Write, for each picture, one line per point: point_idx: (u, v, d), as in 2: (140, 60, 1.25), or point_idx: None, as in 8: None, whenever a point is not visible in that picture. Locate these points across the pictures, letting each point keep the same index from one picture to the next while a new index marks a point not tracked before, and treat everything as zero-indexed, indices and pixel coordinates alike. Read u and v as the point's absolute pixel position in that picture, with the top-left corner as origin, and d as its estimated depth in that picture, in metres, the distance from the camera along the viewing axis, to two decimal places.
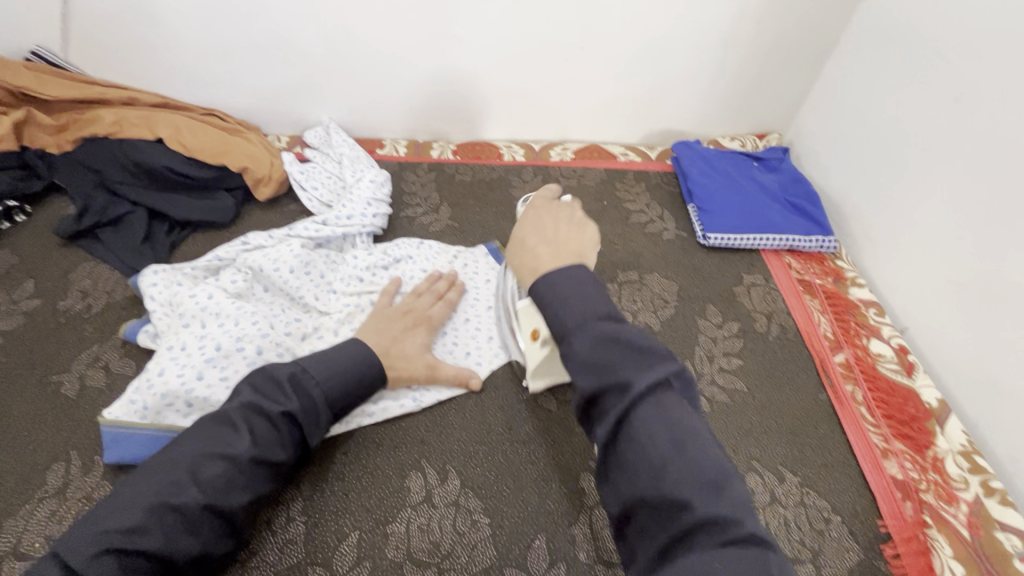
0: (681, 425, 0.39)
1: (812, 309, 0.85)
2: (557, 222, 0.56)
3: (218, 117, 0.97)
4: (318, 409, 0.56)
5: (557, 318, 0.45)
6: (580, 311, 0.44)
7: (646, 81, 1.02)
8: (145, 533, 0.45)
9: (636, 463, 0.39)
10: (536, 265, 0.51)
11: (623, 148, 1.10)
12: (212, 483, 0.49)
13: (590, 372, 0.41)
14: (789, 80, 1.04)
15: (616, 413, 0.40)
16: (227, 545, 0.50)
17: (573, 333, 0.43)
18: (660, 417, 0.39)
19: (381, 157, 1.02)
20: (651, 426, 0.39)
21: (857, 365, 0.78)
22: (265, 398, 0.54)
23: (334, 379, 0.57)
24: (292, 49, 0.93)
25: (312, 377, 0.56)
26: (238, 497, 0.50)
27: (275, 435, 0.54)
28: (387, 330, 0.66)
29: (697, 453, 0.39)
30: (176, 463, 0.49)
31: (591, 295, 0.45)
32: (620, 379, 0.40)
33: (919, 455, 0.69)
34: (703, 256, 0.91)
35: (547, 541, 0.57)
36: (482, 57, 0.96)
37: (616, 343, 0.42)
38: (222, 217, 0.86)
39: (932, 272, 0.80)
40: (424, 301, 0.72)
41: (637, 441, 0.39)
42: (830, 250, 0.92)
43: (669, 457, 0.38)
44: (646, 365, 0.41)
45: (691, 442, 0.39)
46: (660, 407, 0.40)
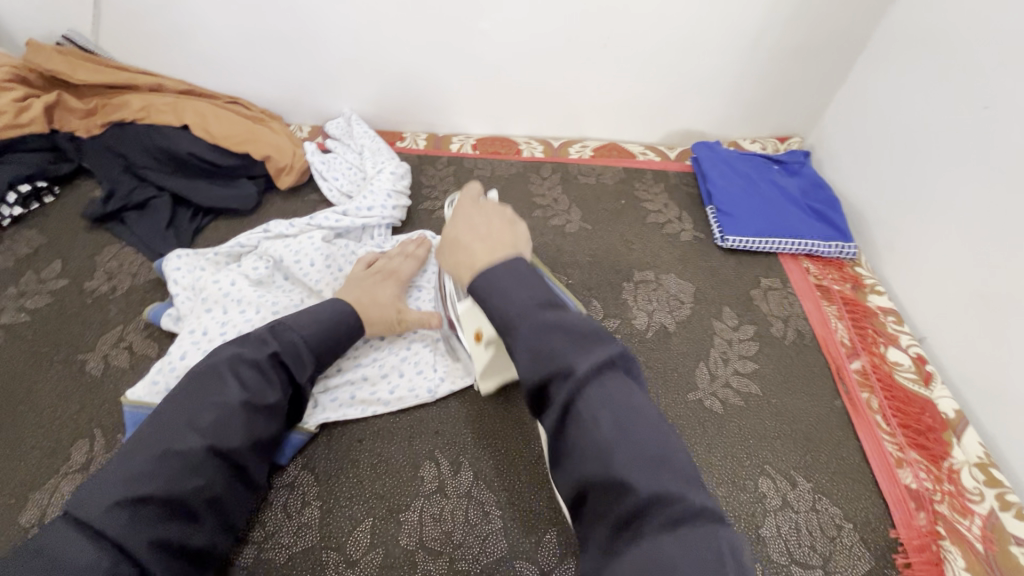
0: (626, 406, 0.39)
1: (829, 315, 0.84)
2: (489, 218, 0.55)
3: (242, 106, 0.98)
4: (301, 354, 0.59)
5: (501, 312, 0.44)
6: (523, 302, 0.44)
7: (668, 81, 1.01)
8: (151, 476, 0.47)
9: (587, 447, 0.39)
10: (472, 263, 0.50)
11: (642, 148, 1.10)
12: (210, 428, 0.51)
13: (533, 359, 0.41)
14: (813, 84, 1.03)
15: (561, 399, 0.40)
16: (236, 489, 0.52)
17: (516, 325, 0.43)
18: (604, 400, 0.39)
19: (401, 150, 1.02)
20: (581, 359, 0.40)
21: (873, 373, 0.77)
22: (249, 348, 0.57)
23: (312, 327, 0.61)
24: (315, 41, 0.94)
25: (292, 327, 0.60)
26: (239, 439, 0.52)
27: (263, 381, 0.56)
28: (356, 287, 0.69)
29: (639, 431, 0.39)
30: (175, 413, 0.51)
31: (527, 287, 0.45)
32: (563, 365, 0.40)
33: (934, 465, 0.69)
34: (720, 259, 0.91)
35: (558, 535, 0.58)
36: (505, 52, 0.96)
37: (552, 325, 0.42)
38: (244, 204, 0.87)
39: (953, 283, 0.79)
40: (392, 261, 0.74)
41: (561, 372, 0.40)
42: (849, 256, 0.92)
43: (613, 437, 0.38)
44: (587, 348, 0.41)
45: (631, 413, 0.39)
46: (553, 324, 0.42)
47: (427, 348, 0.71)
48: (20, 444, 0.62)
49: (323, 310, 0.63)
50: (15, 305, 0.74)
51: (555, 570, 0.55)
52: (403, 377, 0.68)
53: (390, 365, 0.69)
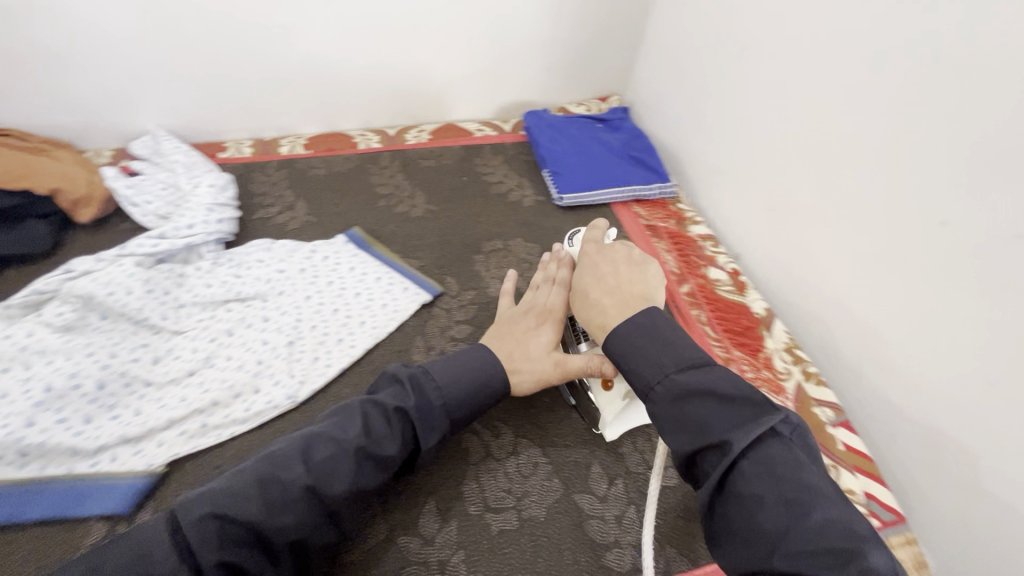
0: (791, 479, 0.40)
1: (660, 249, 0.94)
2: (620, 265, 0.61)
3: (16, 138, 0.86)
4: (431, 413, 0.54)
5: (640, 373, 0.50)
6: (662, 365, 0.49)
7: (488, 57, 1.06)
8: (248, 499, 0.45)
9: (746, 525, 0.40)
10: (605, 321, 0.56)
11: (478, 124, 1.13)
12: (321, 464, 0.48)
13: (681, 426, 0.45)
14: (616, 44, 1.13)
15: (719, 474, 0.42)
16: (328, 535, 0.48)
17: (653, 388, 0.48)
18: (767, 473, 0.41)
19: (224, 161, 0.96)
20: (738, 435, 0.42)
21: (700, 292, 0.88)
22: (398, 398, 0.54)
23: (455, 384, 0.56)
24: (101, 53, 0.86)
25: (433, 380, 0.56)
26: (339, 488, 0.47)
27: (388, 427, 0.52)
28: (510, 336, 0.63)
29: (815, 509, 0.39)
30: (295, 442, 0.49)
31: (671, 345, 0.50)
32: (716, 439, 0.43)
33: (754, 357, 0.81)
34: (562, 216, 0.97)
35: (437, 503, 0.60)
36: (318, 41, 0.93)
37: (691, 393, 0.46)
38: (36, 247, 0.76)
39: (749, 200, 0.93)
40: (542, 294, 0.67)
41: (716, 446, 0.43)
42: (669, 195, 1.03)
43: (784, 520, 0.39)
44: (742, 421, 0.43)
45: (799, 487, 0.40)
46: (699, 386, 0.46)
47: (277, 355, 0.68)
48: None
49: (463, 362, 0.59)
50: None
51: (438, 534, 0.58)
52: (259, 392, 0.65)
53: (242, 382, 0.65)
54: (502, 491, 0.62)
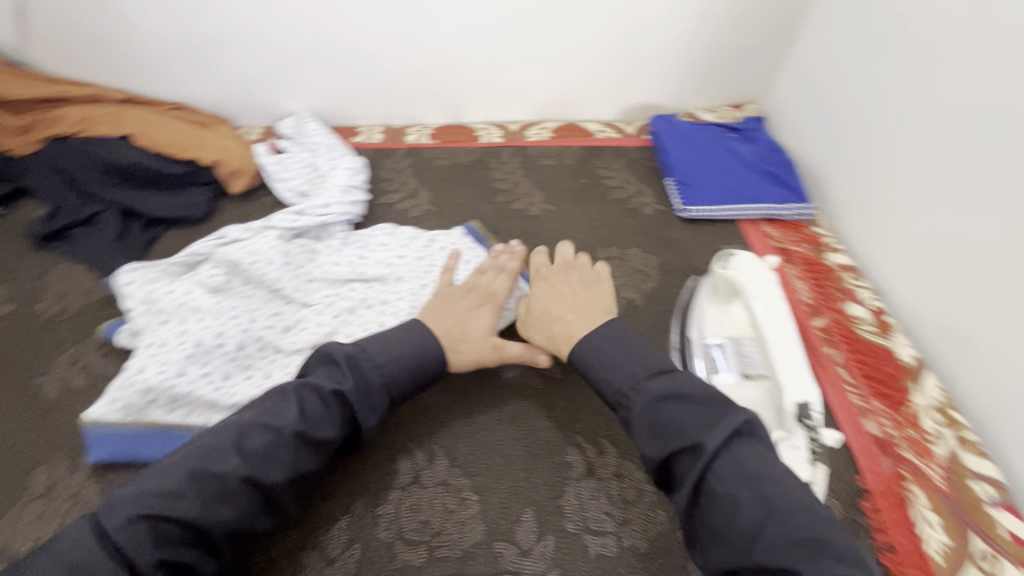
0: (755, 474, 0.46)
1: (791, 276, 0.86)
2: (574, 285, 0.66)
3: (187, 111, 0.95)
4: (373, 391, 0.55)
5: (616, 383, 0.55)
6: (633, 374, 0.54)
7: (620, 57, 1.02)
8: (182, 496, 0.46)
9: (720, 521, 0.46)
10: (569, 334, 0.61)
11: (600, 125, 1.10)
12: (255, 453, 0.49)
13: (655, 432, 0.50)
14: (761, 48, 1.04)
15: (694, 477, 0.47)
16: (265, 522, 0.50)
17: (630, 395, 0.53)
18: (739, 475, 0.46)
19: (356, 145, 1.01)
20: (710, 436, 0.48)
21: (836, 329, 0.79)
22: (328, 378, 0.54)
23: (391, 362, 0.56)
24: (262, 39, 0.93)
25: (368, 359, 0.56)
26: (280, 473, 0.49)
27: (324, 408, 0.53)
28: (450, 311, 0.63)
29: (780, 501, 0.45)
30: (224, 431, 0.50)
31: (639, 356, 0.56)
32: (689, 441, 0.48)
33: (897, 412, 0.71)
34: (683, 229, 0.91)
35: (535, 514, 0.58)
36: (455, 34, 0.95)
37: (663, 399, 0.51)
38: (195, 212, 0.84)
39: (906, 233, 0.81)
40: (488, 278, 0.69)
41: (691, 449, 0.48)
42: (806, 217, 0.94)
43: (759, 516, 0.44)
44: (713, 422, 0.49)
45: (767, 486, 0.46)
46: (668, 393, 0.52)
47: None
48: None
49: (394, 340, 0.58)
50: None
51: (535, 547, 0.56)
52: None
53: None
54: (603, 513, 0.59)
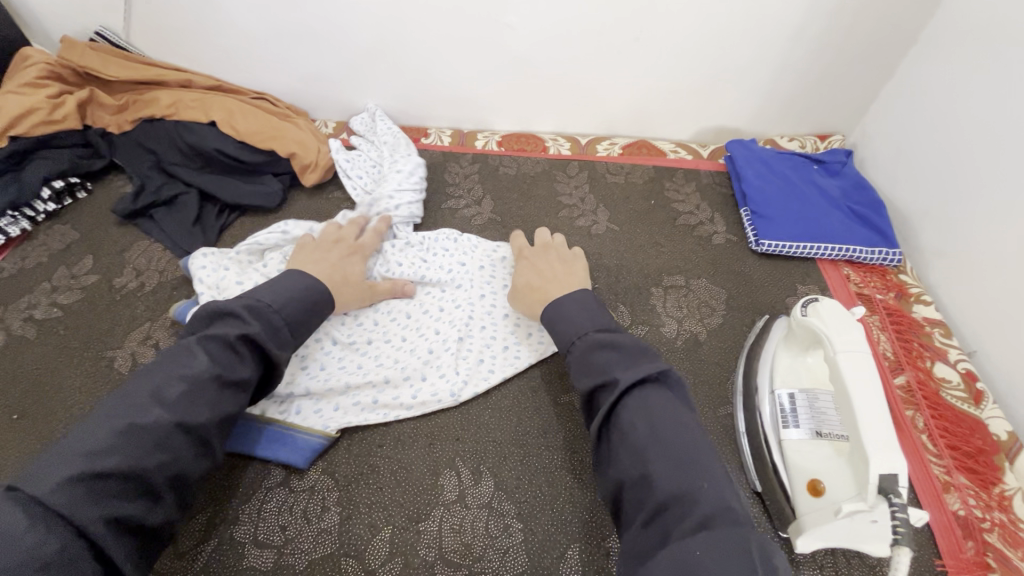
0: (664, 420, 0.48)
1: (871, 326, 0.80)
2: (552, 262, 0.72)
3: (269, 102, 0.98)
4: (279, 330, 0.57)
5: (565, 334, 0.59)
6: (579, 327, 0.58)
7: (702, 78, 0.98)
8: (112, 450, 0.45)
9: (623, 448, 0.48)
10: (545, 297, 0.66)
11: (673, 145, 1.06)
12: (175, 401, 0.49)
13: (585, 371, 0.54)
14: (856, 79, 0.97)
15: (608, 404, 0.51)
16: (202, 464, 0.50)
17: (574, 343, 0.57)
18: (643, 410, 0.49)
19: (425, 147, 1.01)
20: (625, 374, 0.51)
21: (919, 389, 0.73)
22: (223, 325, 0.55)
23: (289, 304, 0.59)
24: (341, 37, 0.93)
25: (269, 304, 0.57)
26: (205, 414, 0.50)
27: (234, 359, 0.54)
28: (320, 257, 0.69)
29: (672, 433, 0.48)
30: (139, 389, 0.49)
31: (585, 314, 0.59)
32: (608, 377, 0.52)
33: (984, 491, 0.64)
34: (755, 263, 0.87)
35: (581, 552, 0.56)
36: (532, 44, 0.93)
37: (598, 346, 0.55)
38: (269, 202, 0.86)
39: (1009, 295, 0.74)
40: (350, 232, 0.75)
41: (606, 385, 0.52)
42: (893, 263, 0.87)
43: (645, 439, 0.48)
44: (631, 365, 0.52)
45: (665, 422, 0.48)
46: (606, 343, 0.55)
47: (447, 349, 0.69)
48: (51, 440, 0.63)
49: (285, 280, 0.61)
50: (49, 299, 0.76)
51: None
52: (425, 380, 0.67)
53: (413, 367, 0.68)
54: None
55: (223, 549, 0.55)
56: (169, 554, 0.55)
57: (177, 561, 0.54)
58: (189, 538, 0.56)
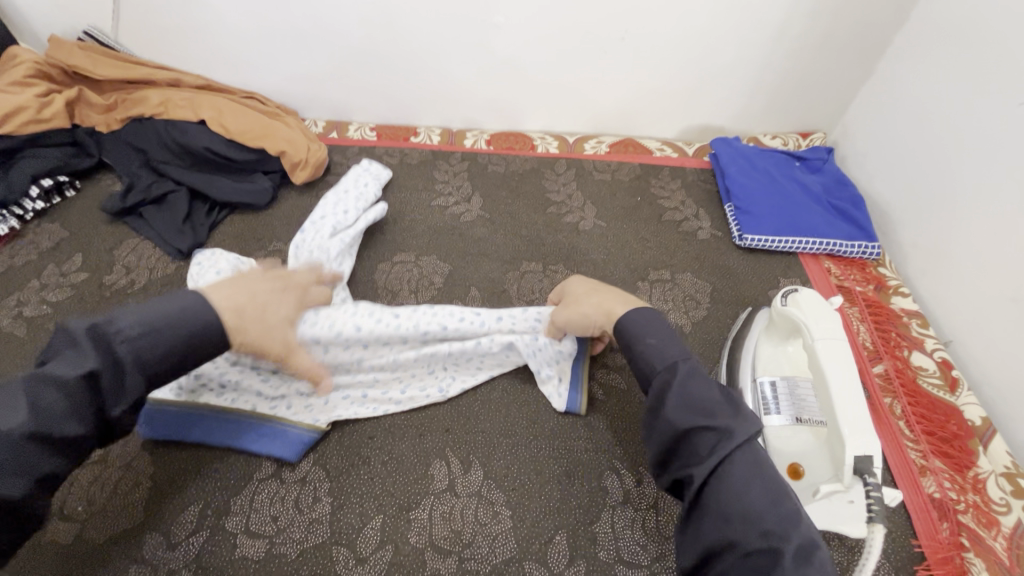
0: (775, 480, 0.44)
1: (851, 317, 0.82)
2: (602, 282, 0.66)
3: (259, 100, 0.98)
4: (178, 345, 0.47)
5: (651, 359, 0.53)
6: (670, 357, 0.52)
7: (686, 77, 1.00)
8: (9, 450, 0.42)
9: (736, 510, 0.43)
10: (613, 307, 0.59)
11: (659, 143, 1.08)
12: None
13: (690, 409, 0.47)
14: (836, 78, 0.99)
15: (717, 455, 0.45)
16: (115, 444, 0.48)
17: (663, 373, 0.51)
18: (755, 469, 0.44)
19: (414, 145, 1.02)
20: (744, 426, 0.46)
21: (896, 378, 0.75)
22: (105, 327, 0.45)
23: (150, 336, 0.46)
24: (331, 36, 0.94)
25: (120, 333, 0.45)
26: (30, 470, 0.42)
27: (69, 412, 0.44)
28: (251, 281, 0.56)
29: (784, 498, 0.43)
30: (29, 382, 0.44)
31: (671, 344, 0.53)
32: (722, 425, 0.46)
33: (959, 474, 0.66)
34: (738, 258, 0.89)
35: (568, 538, 0.57)
36: (520, 44, 0.94)
37: (695, 383, 0.49)
38: (259, 200, 0.87)
39: (983, 285, 0.76)
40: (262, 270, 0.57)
41: (716, 431, 0.46)
42: (872, 256, 0.89)
43: (764, 505, 0.43)
44: (740, 415, 0.47)
45: (773, 481, 0.44)
46: (704, 380, 0.50)
47: None
48: None
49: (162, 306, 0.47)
50: (38, 297, 0.76)
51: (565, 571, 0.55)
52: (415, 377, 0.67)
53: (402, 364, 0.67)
54: (637, 545, 0.57)
55: (215, 539, 0.56)
56: (161, 544, 0.55)
57: (169, 551, 0.55)
58: (181, 529, 0.56)
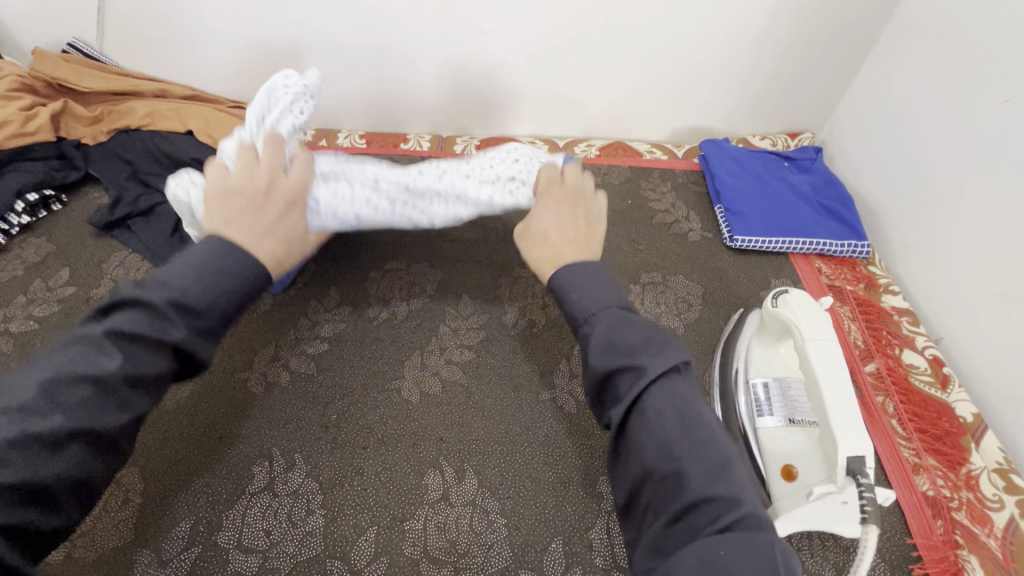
0: (690, 412, 0.45)
1: (842, 316, 0.82)
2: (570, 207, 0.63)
3: (247, 110, 0.98)
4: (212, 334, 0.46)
5: (580, 308, 0.52)
6: (600, 302, 0.52)
7: (675, 79, 1.00)
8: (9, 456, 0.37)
9: (649, 442, 0.45)
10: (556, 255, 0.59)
11: (649, 145, 1.08)
12: (75, 408, 0.40)
13: (609, 351, 0.48)
14: (824, 78, 1.00)
15: (633, 394, 0.46)
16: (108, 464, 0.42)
17: (594, 317, 0.51)
18: (669, 402, 0.46)
19: (404, 152, 1.02)
20: (654, 364, 0.46)
21: (888, 376, 0.75)
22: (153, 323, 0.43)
23: (218, 289, 0.46)
24: (318, 44, 0.94)
25: (189, 290, 0.45)
26: (117, 417, 0.42)
27: (151, 356, 0.43)
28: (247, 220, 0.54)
29: (703, 432, 0.45)
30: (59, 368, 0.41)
31: (599, 288, 0.53)
32: (635, 363, 0.47)
33: (952, 471, 0.67)
34: (730, 259, 0.89)
35: (564, 545, 0.57)
36: (508, 49, 0.94)
37: (619, 326, 0.49)
38: None
39: (971, 281, 0.77)
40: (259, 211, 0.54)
41: (633, 372, 0.47)
42: (862, 255, 0.89)
43: (676, 435, 0.44)
44: (657, 353, 0.48)
45: (692, 415, 0.45)
46: (628, 322, 0.50)
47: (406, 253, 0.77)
48: None
49: (211, 256, 0.47)
50: (24, 313, 0.75)
51: None
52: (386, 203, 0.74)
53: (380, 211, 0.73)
54: None
55: (208, 555, 0.55)
56: (152, 562, 0.55)
57: (161, 569, 0.54)
58: (173, 546, 0.56)
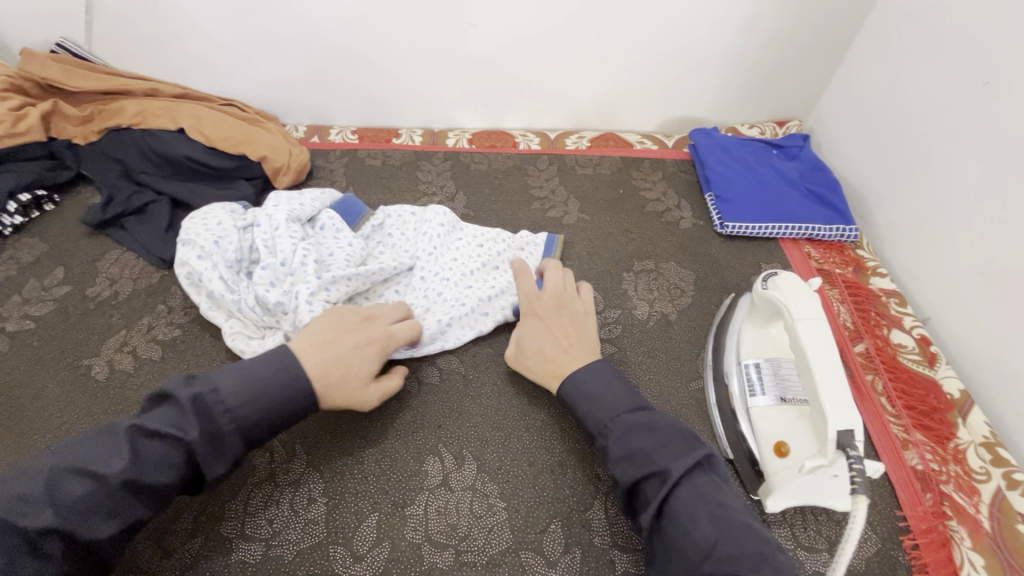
0: (722, 509, 0.47)
1: (831, 298, 0.84)
2: (564, 321, 0.66)
3: (238, 108, 0.98)
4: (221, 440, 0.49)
5: (595, 415, 0.56)
6: (614, 408, 0.56)
7: (663, 69, 1.01)
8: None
9: (686, 544, 0.46)
10: (561, 371, 0.62)
11: (639, 136, 1.09)
12: (69, 505, 0.42)
13: (630, 461, 0.51)
14: (810, 66, 1.02)
15: (659, 496, 0.48)
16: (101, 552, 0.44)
17: (608, 426, 0.55)
18: (697, 499, 0.47)
19: (397, 147, 1.02)
20: (676, 463, 0.49)
21: (877, 355, 0.77)
22: (178, 415, 0.48)
23: (249, 406, 0.50)
24: (309, 40, 0.94)
25: (220, 402, 0.49)
26: (106, 526, 0.44)
27: (162, 462, 0.46)
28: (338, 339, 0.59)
29: (735, 524, 0.46)
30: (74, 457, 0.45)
31: (613, 394, 0.57)
32: (658, 467, 0.49)
33: (940, 446, 0.68)
34: (721, 245, 0.90)
35: (563, 527, 0.58)
36: (498, 43, 0.95)
37: (632, 429, 0.53)
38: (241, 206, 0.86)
39: (956, 260, 0.78)
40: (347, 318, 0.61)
41: (656, 475, 0.49)
42: (850, 239, 0.91)
43: (713, 535, 0.45)
44: (678, 454, 0.50)
45: (725, 510, 0.47)
46: (642, 425, 0.53)
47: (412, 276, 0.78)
48: (27, 448, 0.62)
49: (258, 366, 0.52)
50: (19, 312, 0.75)
51: (561, 559, 0.56)
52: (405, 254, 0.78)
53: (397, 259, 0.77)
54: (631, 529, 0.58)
55: (211, 544, 0.56)
56: (156, 551, 0.55)
57: (165, 559, 0.55)
58: (178, 537, 0.56)
